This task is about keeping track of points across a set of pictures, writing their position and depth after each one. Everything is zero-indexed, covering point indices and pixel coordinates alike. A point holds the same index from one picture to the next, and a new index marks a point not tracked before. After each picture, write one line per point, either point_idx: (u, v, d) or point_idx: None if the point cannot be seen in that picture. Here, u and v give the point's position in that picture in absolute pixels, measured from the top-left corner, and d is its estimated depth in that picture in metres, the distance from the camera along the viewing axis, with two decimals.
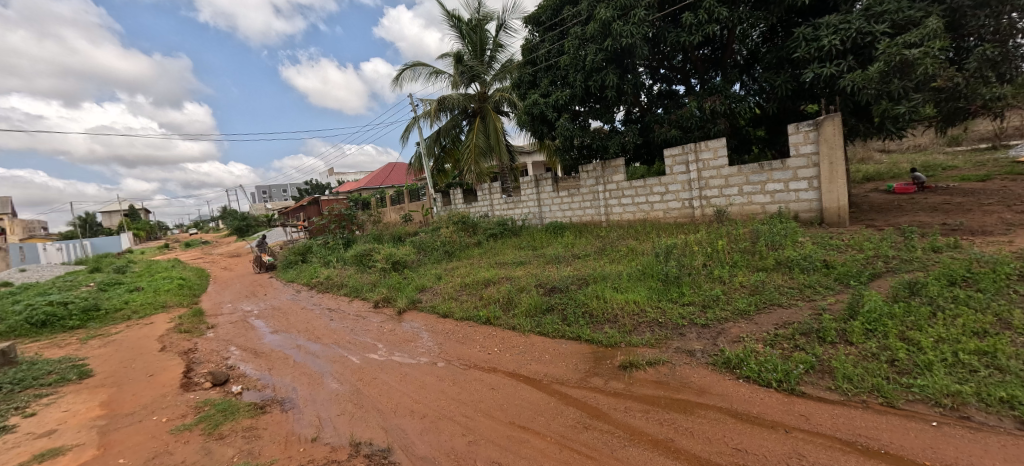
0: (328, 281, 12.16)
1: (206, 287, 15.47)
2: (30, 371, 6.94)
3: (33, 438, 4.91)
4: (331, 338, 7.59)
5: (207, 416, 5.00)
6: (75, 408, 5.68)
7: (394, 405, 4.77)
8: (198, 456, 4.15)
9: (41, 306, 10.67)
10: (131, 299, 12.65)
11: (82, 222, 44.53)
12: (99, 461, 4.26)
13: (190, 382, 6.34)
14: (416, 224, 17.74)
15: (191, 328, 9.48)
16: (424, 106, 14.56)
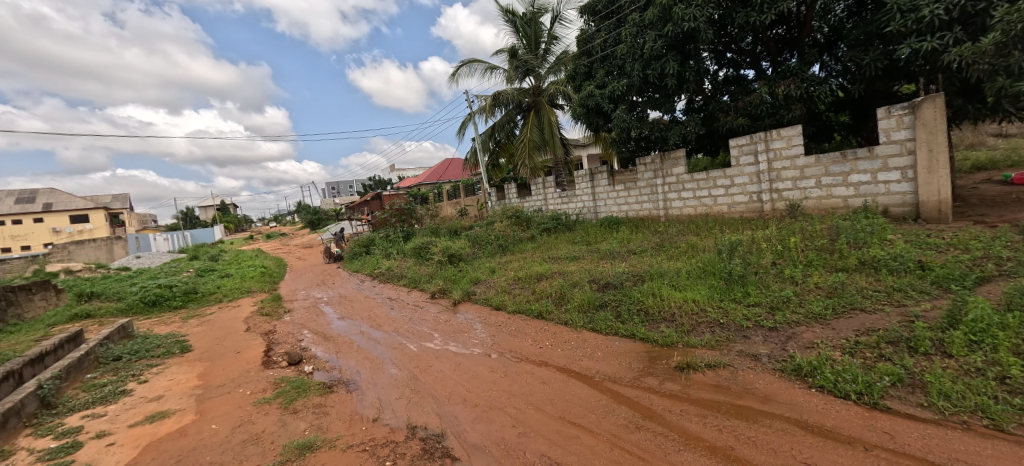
0: (388, 271, 12.39)
1: (283, 275, 16.43)
2: (143, 343, 7.54)
3: (145, 401, 5.28)
4: (391, 326, 7.59)
5: (284, 391, 5.07)
6: (179, 377, 6.05)
7: (449, 393, 4.59)
8: (277, 428, 4.20)
9: (152, 287, 11.70)
10: (223, 283, 13.61)
11: (183, 216, 49.58)
12: (195, 426, 4.46)
13: (271, 359, 6.53)
14: (471, 218, 17.70)
15: (272, 311, 9.97)
16: (478, 103, 14.35)
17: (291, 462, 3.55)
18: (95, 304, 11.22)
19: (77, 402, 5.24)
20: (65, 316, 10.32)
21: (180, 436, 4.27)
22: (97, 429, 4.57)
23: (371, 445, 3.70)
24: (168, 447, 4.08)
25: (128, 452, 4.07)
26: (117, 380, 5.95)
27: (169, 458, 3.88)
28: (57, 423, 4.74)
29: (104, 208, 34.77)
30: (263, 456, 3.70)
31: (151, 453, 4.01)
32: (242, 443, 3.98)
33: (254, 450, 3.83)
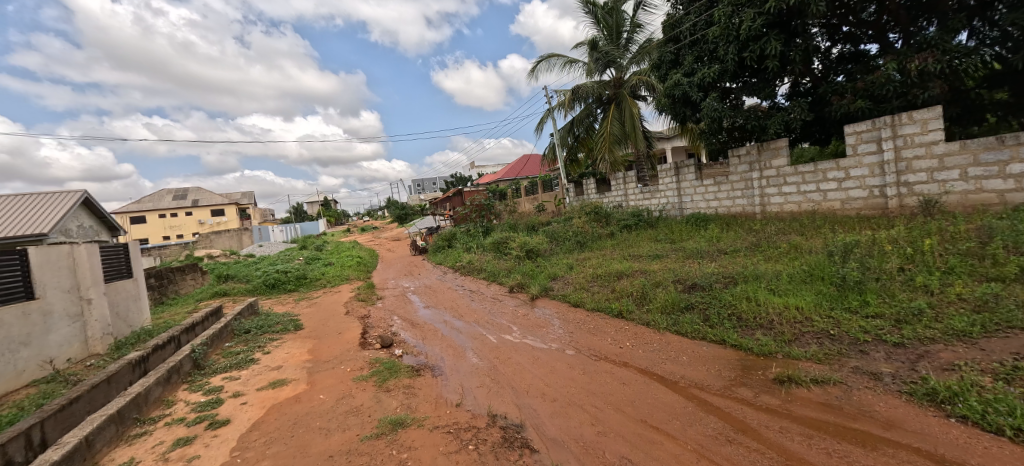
0: (469, 265, 12.78)
1: (376, 265, 17.73)
2: (264, 320, 8.58)
3: (268, 369, 5.99)
4: (472, 317, 7.83)
5: (378, 371, 5.45)
6: (293, 351, 6.79)
7: (527, 386, 4.59)
8: (373, 403, 4.51)
9: (271, 272, 13.30)
10: (326, 270, 15.04)
11: (293, 210, 55.62)
12: (307, 395, 4.96)
13: (367, 341, 7.06)
14: (549, 214, 17.64)
15: (367, 297, 10.80)
16: (557, 97, 14.22)
17: (385, 436, 3.78)
18: (229, 284, 13.01)
19: (219, 365, 6.11)
20: (207, 294, 12.10)
21: (295, 402, 4.78)
22: (233, 389, 5.29)
23: (455, 428, 3.82)
24: (287, 411, 4.58)
25: (256, 411, 4.64)
26: (246, 350, 6.83)
27: (286, 421, 4.35)
28: (204, 382, 5.56)
29: (234, 203, 40.19)
30: (362, 427, 4.00)
31: (273, 415, 4.53)
32: (344, 414, 4.34)
33: (354, 421, 4.16)
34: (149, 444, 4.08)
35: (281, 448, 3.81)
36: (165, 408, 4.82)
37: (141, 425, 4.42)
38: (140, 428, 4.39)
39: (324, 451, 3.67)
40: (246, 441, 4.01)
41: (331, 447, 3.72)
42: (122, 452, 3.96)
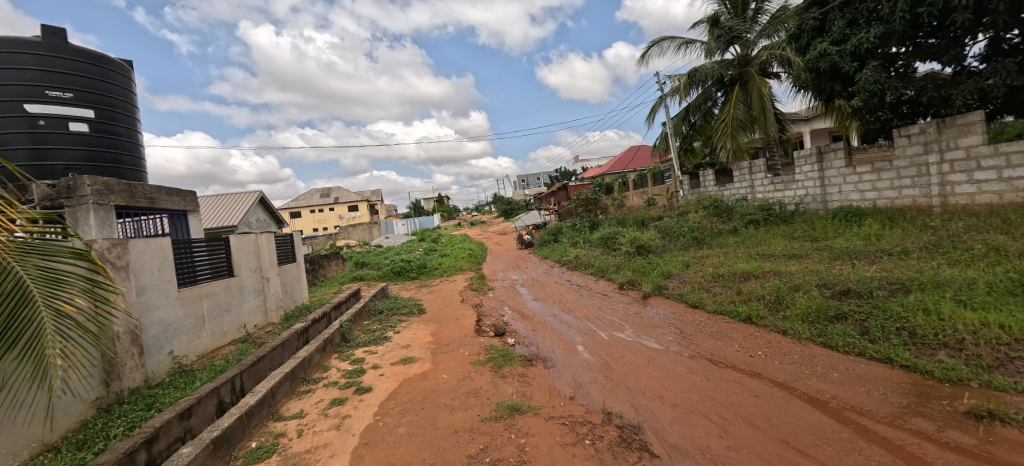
0: (576, 260, 12.67)
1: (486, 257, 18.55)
2: (393, 304, 9.52)
3: (398, 347, 6.64)
4: (581, 312, 7.76)
5: (494, 357, 5.68)
6: (418, 332, 7.44)
7: (643, 387, 4.39)
8: (491, 387, 4.72)
9: (397, 261, 14.70)
10: (442, 261, 16.17)
11: (414, 206, 60.85)
12: (432, 373, 5.39)
13: (482, 328, 7.42)
14: (660, 208, 16.69)
15: (479, 287, 11.36)
16: (670, 83, 13.31)
17: (503, 420, 3.93)
18: (363, 270, 14.71)
19: (360, 340, 6.96)
20: (347, 278, 13.85)
21: (423, 379, 5.22)
22: (372, 362, 5.98)
23: (571, 421, 3.82)
24: (416, 386, 5.02)
25: (391, 383, 5.18)
26: (381, 329, 7.68)
27: (417, 394, 4.77)
28: (350, 353, 6.39)
29: (365, 200, 45.26)
30: (482, 409, 4.21)
31: (405, 388, 5.00)
32: (465, 395, 4.61)
33: (474, 402, 4.39)
34: (313, 400, 4.81)
35: (414, 418, 4.19)
36: (322, 372, 5.64)
37: (305, 384, 5.23)
38: (305, 386, 5.19)
39: (450, 425, 3.94)
40: (385, 408, 4.49)
41: (457, 424, 3.98)
42: (294, 404, 4.73)
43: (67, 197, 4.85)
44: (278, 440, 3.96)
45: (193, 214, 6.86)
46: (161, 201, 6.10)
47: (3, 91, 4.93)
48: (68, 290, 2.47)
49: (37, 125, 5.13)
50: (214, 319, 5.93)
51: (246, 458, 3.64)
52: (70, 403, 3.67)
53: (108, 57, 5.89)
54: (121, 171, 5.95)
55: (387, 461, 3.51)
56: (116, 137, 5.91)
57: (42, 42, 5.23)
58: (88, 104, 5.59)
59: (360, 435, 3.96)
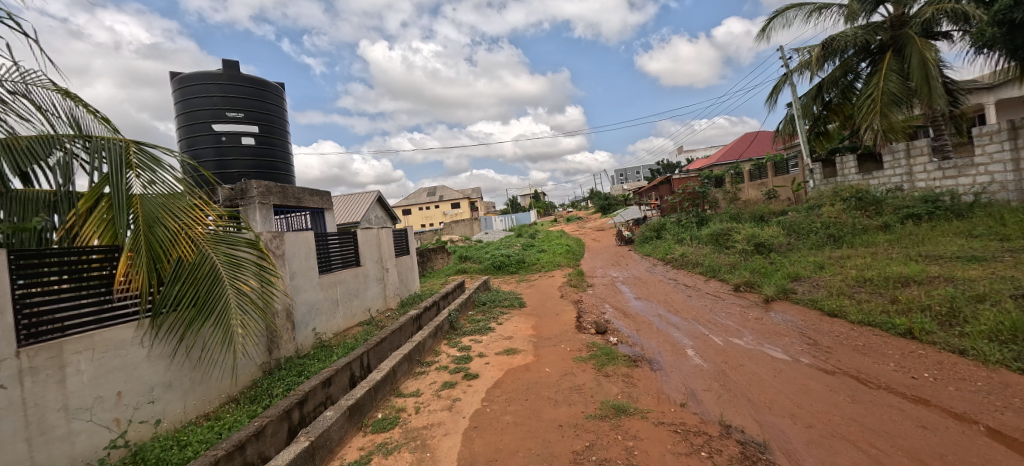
0: (683, 258, 11.87)
1: (584, 253, 18.29)
2: (495, 296, 9.86)
3: (501, 338, 6.86)
4: (690, 314, 7.26)
5: (596, 355, 5.57)
6: (519, 325, 7.60)
7: (770, 402, 3.96)
8: (594, 385, 4.64)
9: (497, 256, 15.18)
10: (540, 256, 16.32)
11: (512, 202, 62.31)
12: (535, 365, 5.47)
13: (583, 325, 7.34)
14: (784, 201, 14.92)
15: (578, 284, 11.24)
16: (797, 57, 11.77)
17: (609, 419, 3.83)
18: (466, 264, 15.45)
19: (467, 329, 7.35)
20: (452, 271, 14.67)
21: (526, 371, 5.32)
22: (478, 350, 6.26)
23: (684, 429, 3.59)
24: (519, 377, 5.13)
25: (496, 372, 5.38)
26: (485, 319, 8.01)
27: (521, 385, 4.88)
28: (457, 341, 6.78)
29: (467, 197, 47.46)
30: (587, 406, 4.15)
31: (510, 378, 5.14)
32: (569, 390, 4.60)
33: (578, 398, 4.36)
34: (427, 381, 5.20)
35: (520, 408, 4.30)
36: (434, 356, 6.08)
37: (420, 366, 5.67)
38: (420, 368, 5.62)
39: (555, 419, 3.96)
40: (492, 395, 4.67)
41: (561, 418, 3.99)
42: (411, 383, 5.16)
43: (241, 198, 5.83)
44: (399, 413, 4.34)
45: (329, 211, 7.81)
46: (305, 200, 7.04)
47: (198, 115, 6.25)
48: (243, 273, 3.63)
49: (220, 141, 6.33)
50: (345, 303, 6.71)
51: (373, 427, 4.05)
52: (246, 365, 4.43)
53: (268, 82, 6.94)
54: (279, 176, 6.95)
55: (495, 446, 3.63)
56: (275, 148, 6.93)
57: (223, 73, 6.40)
58: (254, 122, 6.67)
59: (469, 418, 4.17)
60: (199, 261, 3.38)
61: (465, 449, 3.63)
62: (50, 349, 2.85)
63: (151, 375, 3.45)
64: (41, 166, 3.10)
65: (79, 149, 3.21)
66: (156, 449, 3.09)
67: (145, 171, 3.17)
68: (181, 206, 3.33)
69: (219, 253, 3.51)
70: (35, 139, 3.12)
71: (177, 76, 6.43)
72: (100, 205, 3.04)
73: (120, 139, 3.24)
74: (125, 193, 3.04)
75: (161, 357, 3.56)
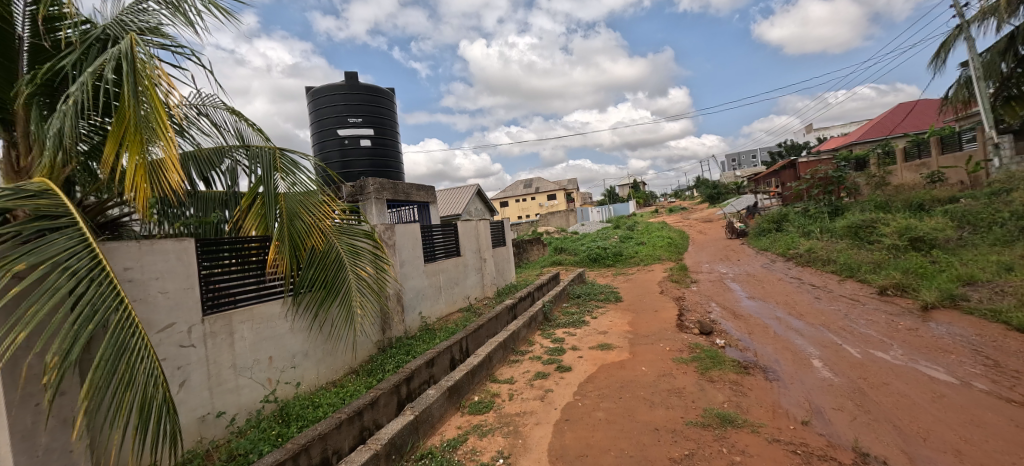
0: (809, 253, 10.61)
1: (687, 246, 17.24)
2: (591, 289, 9.81)
3: (596, 332, 6.85)
4: (817, 318, 6.53)
5: (699, 357, 5.30)
6: (615, 320, 7.51)
7: (924, 432, 3.44)
8: (697, 389, 4.45)
9: (594, 248, 15.01)
10: (640, 249, 15.76)
11: (609, 192, 60.68)
12: (630, 363, 5.38)
13: (684, 324, 7.00)
14: (954, 187, 12.57)
15: (681, 279, 10.68)
16: (978, 5, 9.75)
17: (713, 429, 3.66)
18: (562, 256, 15.52)
19: (561, 321, 7.46)
20: (548, 262, 14.86)
21: (620, 368, 5.27)
22: (571, 343, 6.33)
23: (806, 451, 3.29)
24: (613, 374, 5.10)
25: (589, 366, 5.40)
26: (579, 312, 8.05)
27: (614, 382, 4.86)
28: (551, 332, 6.93)
29: (564, 188, 47.33)
30: (686, 412, 4.00)
31: (604, 374, 5.14)
32: (667, 392, 4.46)
33: (676, 403, 4.21)
34: (521, 369, 5.42)
35: (613, 405, 4.30)
36: (528, 346, 6.30)
37: (514, 355, 5.92)
38: (514, 356, 5.87)
39: (650, 422, 3.89)
40: (583, 390, 4.72)
41: (656, 421, 3.91)
42: (506, 370, 5.44)
43: (361, 195, 6.56)
44: (493, 398, 4.61)
45: (433, 205, 8.42)
46: (414, 195, 7.69)
47: (326, 122, 7.18)
48: (360, 261, 4.19)
49: (344, 144, 7.18)
50: (447, 290, 7.24)
51: (470, 409, 4.37)
52: (364, 341, 5.07)
53: (381, 88, 7.70)
54: (391, 174, 7.66)
55: (586, 442, 3.69)
56: (388, 148, 7.66)
57: (345, 83, 7.25)
58: (370, 125, 7.44)
59: (561, 410, 4.27)
60: (328, 249, 3.97)
61: (556, 441, 3.74)
62: (224, 318, 3.55)
63: (293, 344, 4.13)
64: (217, 171, 3.95)
65: (239, 157, 3.96)
66: (297, 406, 3.70)
67: (287, 173, 3.77)
68: (316, 202, 3.88)
69: (342, 243, 4.07)
70: (211, 150, 3.93)
71: (310, 90, 7.44)
72: (256, 202, 3.71)
73: (269, 147, 3.90)
74: (274, 192, 3.68)
75: (299, 330, 4.22)
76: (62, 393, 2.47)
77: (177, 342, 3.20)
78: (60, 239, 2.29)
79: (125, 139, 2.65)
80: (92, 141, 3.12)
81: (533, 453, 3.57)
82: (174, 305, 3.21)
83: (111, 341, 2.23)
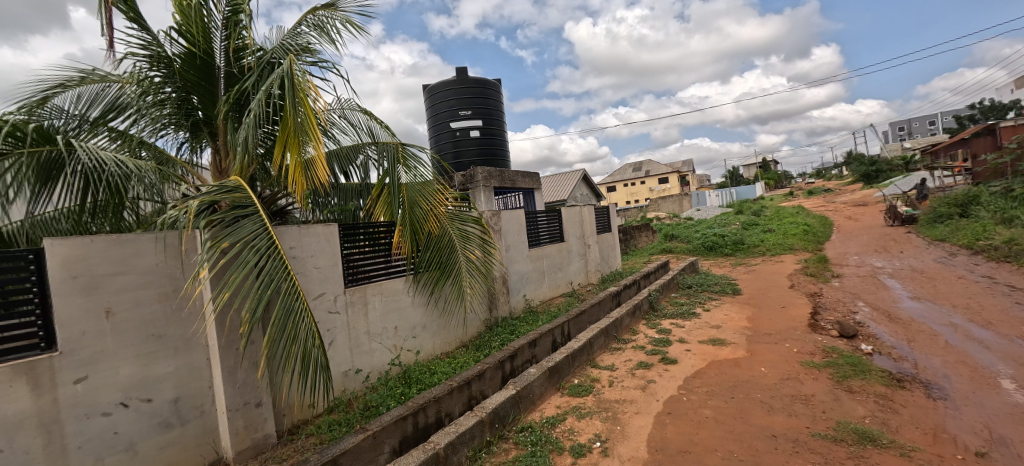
0: (1009, 246, 8.62)
1: (830, 235, 15.13)
2: (705, 280, 9.26)
3: (708, 326, 6.51)
4: (1013, 329, 5.37)
5: (836, 363, 4.76)
6: (732, 314, 7.03)
7: None
8: (830, 399, 4.04)
9: (711, 236, 14.00)
10: (767, 237, 14.28)
11: (732, 174, 55.35)
12: (747, 362, 5.06)
13: (819, 324, 6.28)
14: None
15: (818, 273, 9.50)
16: None
17: (846, 445, 3.31)
18: (673, 243, 14.77)
19: (668, 312, 7.23)
20: (657, 250, 14.29)
21: (734, 366, 4.98)
22: (678, 335, 6.13)
23: None
24: (726, 372, 4.85)
25: (698, 361, 5.20)
26: (689, 303, 7.71)
27: (727, 380, 4.63)
28: (657, 322, 6.77)
29: (678, 171, 44.37)
30: (814, 422, 3.67)
31: (714, 370, 4.92)
32: (791, 398, 4.13)
33: (802, 411, 3.88)
34: (625, 358, 5.43)
35: (722, 404, 4.12)
36: (632, 334, 6.26)
37: (617, 342, 5.94)
38: (616, 344, 5.89)
39: (768, 427, 3.65)
40: (690, 384, 4.58)
41: (775, 426, 3.66)
42: (607, 356, 5.50)
43: (471, 184, 7.05)
44: (593, 383, 4.73)
45: (538, 192, 8.65)
46: (519, 182, 7.98)
47: (441, 116, 7.85)
48: (470, 245, 4.60)
49: (456, 136, 7.76)
50: (551, 275, 7.48)
51: (569, 390, 4.54)
52: (474, 318, 5.54)
53: (488, 80, 8.08)
54: (498, 162, 8.04)
55: (691, 438, 3.62)
56: (495, 137, 8.04)
57: (456, 79, 7.79)
58: (479, 116, 7.88)
59: (663, 403, 4.23)
60: (442, 233, 4.41)
61: (657, 432, 3.74)
62: (360, 291, 4.19)
63: (414, 316, 4.72)
64: (353, 166, 4.63)
65: (371, 153, 4.59)
66: (417, 371, 4.25)
67: (410, 167, 4.27)
68: (432, 190, 4.35)
69: (454, 228, 4.51)
70: (349, 147, 4.60)
71: (426, 87, 8.17)
72: (383, 192, 4.27)
73: (394, 142, 4.43)
74: (398, 183, 4.18)
75: (418, 304, 4.79)
76: (252, 343, 3.21)
77: (326, 308, 3.88)
78: (248, 224, 2.95)
79: (288, 142, 3.27)
80: (267, 145, 3.90)
81: (631, 441, 3.62)
82: (324, 278, 3.89)
83: (282, 302, 2.83)
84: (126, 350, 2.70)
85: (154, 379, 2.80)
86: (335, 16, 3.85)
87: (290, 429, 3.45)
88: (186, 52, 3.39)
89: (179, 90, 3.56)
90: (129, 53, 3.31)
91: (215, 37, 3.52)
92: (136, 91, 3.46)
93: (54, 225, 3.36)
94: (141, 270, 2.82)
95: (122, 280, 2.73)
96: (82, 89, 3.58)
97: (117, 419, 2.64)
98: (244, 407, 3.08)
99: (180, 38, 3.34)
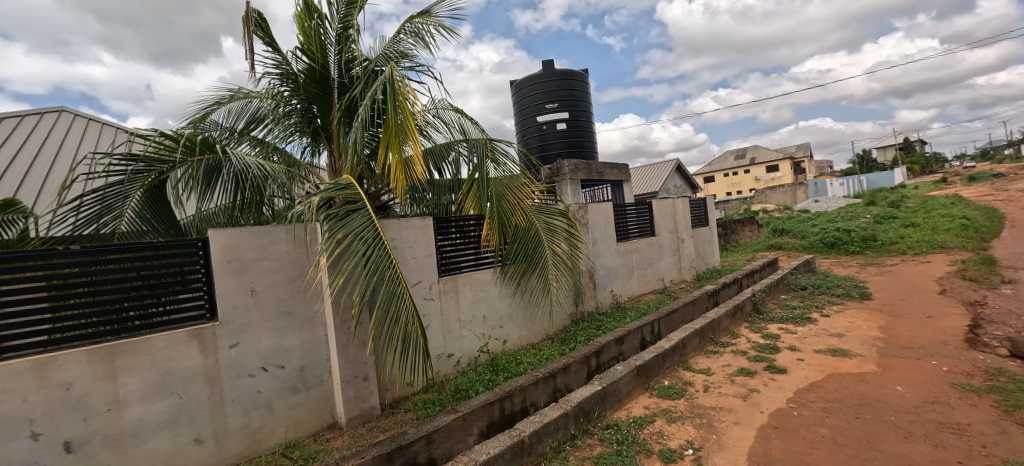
0: None
1: (998, 232, 12.55)
2: (825, 282, 8.29)
3: (827, 333, 5.86)
4: None
5: (1004, 389, 3.98)
6: (858, 322, 6.22)
7: None
8: (992, 431, 3.41)
9: (833, 231, 12.45)
10: (908, 234, 12.30)
11: (860, 160, 48.36)
12: (877, 379, 4.46)
13: (980, 339, 5.29)
14: None
15: (980, 278, 7.96)
16: None
17: None
18: (785, 239, 13.42)
19: (776, 315, 6.62)
20: (763, 246, 13.11)
21: (860, 382, 4.43)
22: (789, 342, 5.61)
23: None
24: (849, 387, 4.34)
25: (813, 372, 4.72)
26: (803, 307, 6.98)
27: (850, 398, 4.14)
28: (762, 326, 6.26)
29: (791, 158, 39.86)
30: (969, 457, 3.13)
31: (833, 384, 4.43)
32: (937, 425, 3.57)
33: (953, 441, 3.33)
34: (723, 362, 5.12)
35: (843, 424, 3.70)
36: (732, 337, 5.87)
37: (714, 345, 5.61)
38: (713, 347, 5.58)
39: (906, 456, 3.20)
40: (803, 398, 4.18)
41: (914, 456, 3.19)
42: (702, 360, 5.23)
43: (559, 178, 7.10)
44: (686, 386, 4.54)
45: (628, 184, 8.42)
46: (607, 174, 7.85)
47: (528, 111, 8.01)
48: (556, 238, 4.67)
49: (543, 130, 7.87)
50: (640, 271, 7.27)
51: (659, 392, 4.42)
52: (560, 312, 5.62)
53: (574, 71, 8.01)
54: (585, 153, 7.95)
55: (805, 457, 3.31)
56: (581, 128, 7.96)
57: (542, 73, 7.85)
58: (565, 109, 7.86)
59: (768, 415, 3.92)
60: (528, 225, 4.54)
61: (764, 446, 3.49)
62: (452, 280, 4.48)
63: (501, 307, 4.92)
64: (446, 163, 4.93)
65: (461, 150, 4.84)
66: (504, 360, 4.44)
67: (498, 162, 4.43)
68: (519, 184, 4.49)
69: (541, 221, 4.63)
70: (442, 145, 4.89)
71: (514, 83, 8.34)
72: (473, 188, 4.51)
73: (484, 138, 4.62)
74: (487, 178, 4.38)
75: (506, 295, 4.98)
76: (361, 323, 3.61)
77: (423, 295, 4.21)
78: (358, 217, 3.31)
79: (390, 142, 3.61)
80: (371, 146, 4.32)
81: (731, 453, 3.42)
82: (420, 267, 4.22)
83: (386, 287, 3.15)
84: (265, 323, 3.21)
85: (285, 349, 3.29)
86: (430, 22, 4.12)
87: (392, 403, 3.83)
88: (308, 67, 3.88)
89: (303, 101, 4.09)
90: (265, 72, 3.87)
91: (330, 52, 3.97)
92: (271, 104, 4.05)
93: (213, 218, 4.09)
94: (276, 256, 3.32)
95: (263, 264, 3.24)
96: (232, 105, 4.30)
97: (260, 380, 3.16)
98: (354, 380, 3.49)
99: (303, 56, 3.83)
